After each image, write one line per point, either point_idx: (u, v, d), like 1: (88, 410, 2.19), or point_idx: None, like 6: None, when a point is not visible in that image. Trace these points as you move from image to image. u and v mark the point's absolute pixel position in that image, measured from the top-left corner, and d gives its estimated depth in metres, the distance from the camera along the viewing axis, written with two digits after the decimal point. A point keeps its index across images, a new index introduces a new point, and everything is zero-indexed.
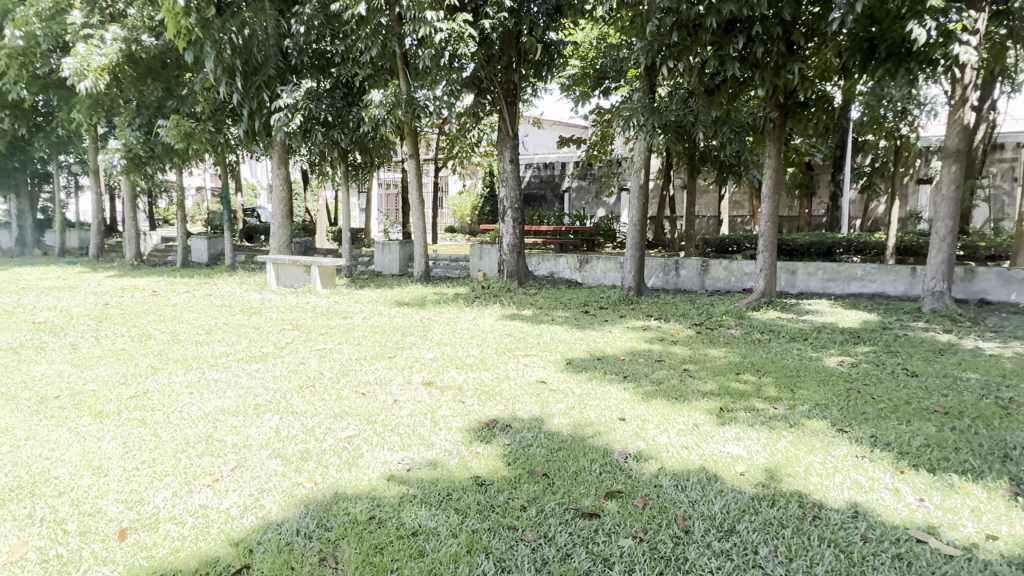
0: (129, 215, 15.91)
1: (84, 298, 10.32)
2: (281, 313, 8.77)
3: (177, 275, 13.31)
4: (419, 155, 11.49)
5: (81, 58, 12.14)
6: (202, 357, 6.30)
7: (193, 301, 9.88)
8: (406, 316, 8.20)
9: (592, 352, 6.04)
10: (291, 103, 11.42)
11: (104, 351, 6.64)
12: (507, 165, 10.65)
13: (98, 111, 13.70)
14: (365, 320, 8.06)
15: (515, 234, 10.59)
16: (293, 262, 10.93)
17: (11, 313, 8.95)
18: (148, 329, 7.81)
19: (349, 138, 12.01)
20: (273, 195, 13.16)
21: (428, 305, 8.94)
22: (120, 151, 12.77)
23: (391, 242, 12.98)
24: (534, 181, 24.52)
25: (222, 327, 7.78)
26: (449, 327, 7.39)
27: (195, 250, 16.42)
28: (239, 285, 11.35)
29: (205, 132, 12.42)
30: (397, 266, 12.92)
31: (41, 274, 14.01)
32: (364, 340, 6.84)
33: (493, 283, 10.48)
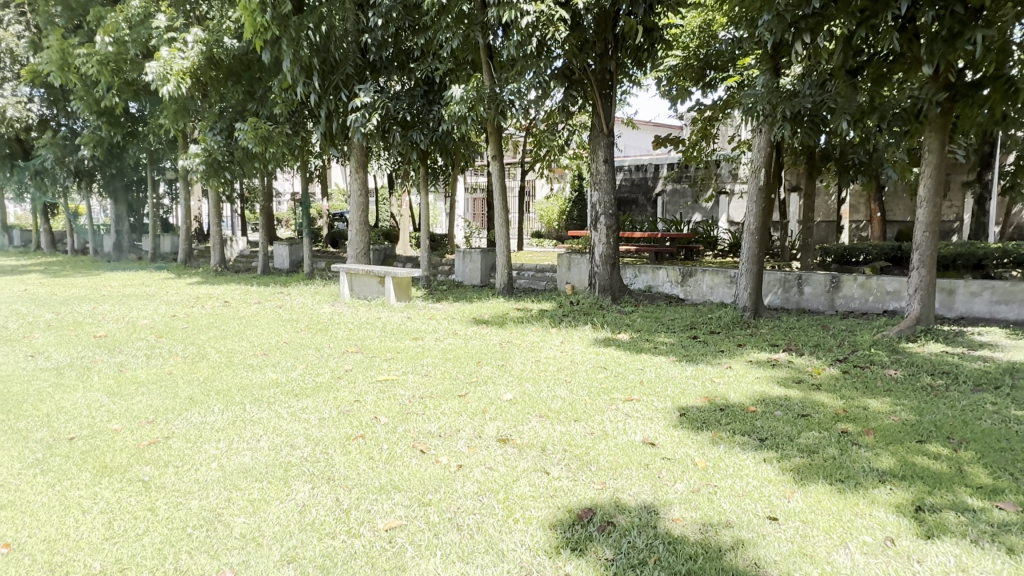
0: (214, 220, 15.81)
1: (155, 308, 9.96)
2: (348, 330, 7.95)
3: (254, 283, 12.94)
4: (503, 156, 10.47)
5: (164, 61, 11.98)
6: (247, 387, 5.49)
7: (260, 314, 9.28)
8: (483, 339, 7.17)
9: (711, 398, 4.77)
10: (369, 102, 10.72)
11: (148, 376, 5.98)
12: (600, 165, 9.40)
13: (184, 116, 13.56)
14: (438, 342, 7.10)
15: (609, 243, 9.38)
16: (366, 272, 10.16)
17: (77, 325, 8.60)
18: (203, 347, 7.17)
19: (428, 138, 11.14)
20: (351, 200, 12.55)
21: (509, 325, 7.91)
22: (201, 156, 12.51)
23: (472, 250, 12.05)
24: (625, 184, 23.19)
25: (280, 349, 7.01)
26: (533, 355, 6.30)
27: (277, 256, 16.16)
28: (312, 296, 10.72)
29: (283, 135, 11.91)
30: (478, 276, 11.98)
31: (128, 280, 14.05)
32: (434, 370, 5.85)
33: (583, 298, 9.31)
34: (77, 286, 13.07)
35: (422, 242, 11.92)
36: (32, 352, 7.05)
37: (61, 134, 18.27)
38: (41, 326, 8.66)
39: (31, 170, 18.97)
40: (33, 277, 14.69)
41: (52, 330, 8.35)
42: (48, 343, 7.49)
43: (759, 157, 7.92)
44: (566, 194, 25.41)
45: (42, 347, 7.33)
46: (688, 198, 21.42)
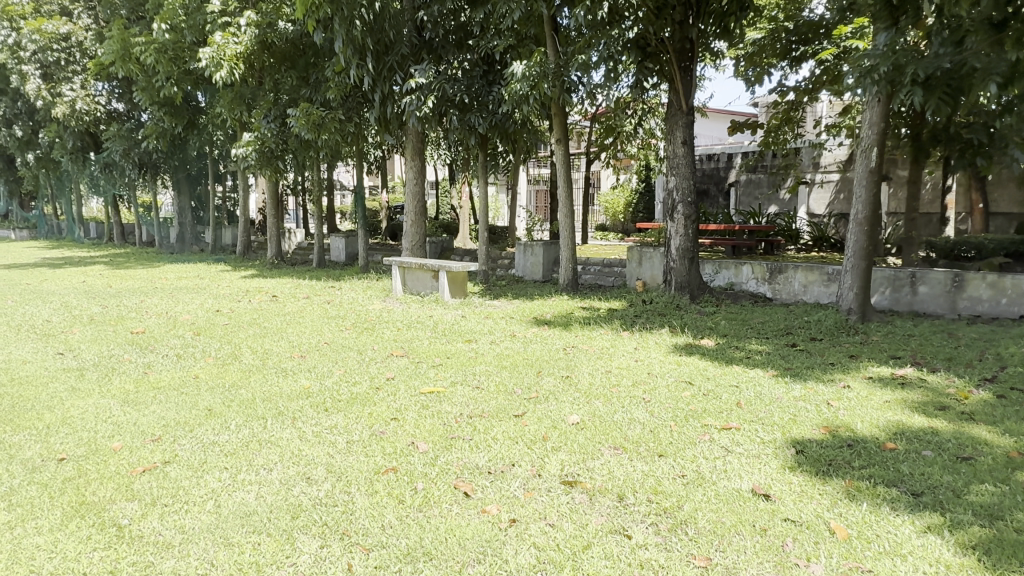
0: (271, 211, 15.51)
1: (201, 303, 9.53)
2: (396, 329, 7.25)
3: (307, 277, 12.47)
4: (569, 141, 9.55)
5: (218, 46, 11.66)
6: (273, 398, 4.80)
7: (307, 310, 8.68)
8: (544, 344, 6.30)
9: (832, 428, 3.77)
10: (424, 84, 10.03)
11: (172, 379, 5.40)
12: (677, 147, 8.35)
13: (241, 104, 13.24)
14: (494, 346, 6.28)
15: (687, 235, 8.34)
16: (420, 266, 9.40)
17: (119, 320, 8.21)
18: (239, 347, 6.59)
19: (487, 122, 10.33)
20: (407, 189, 11.89)
21: (573, 326, 7.01)
22: (253, 145, 12.10)
23: (534, 242, 11.20)
24: (696, 175, 21.88)
25: (320, 350, 6.34)
26: (603, 365, 5.39)
27: (334, 249, 15.74)
28: (362, 291, 10.09)
29: (336, 121, 11.33)
30: (540, 271, 11.12)
31: (184, 272, 13.84)
32: (487, 381, 5.03)
33: (657, 297, 8.31)
34: (134, 278, 12.91)
35: (480, 234, 11.13)
36: (63, 349, 6.63)
37: (128, 127, 18.45)
38: (83, 320, 8.30)
39: (100, 163, 19.26)
40: (95, 269, 14.69)
41: (93, 325, 7.97)
42: (82, 339, 7.08)
43: (871, 134, 6.74)
44: (633, 185, 24.22)
45: (75, 344, 6.91)
46: (764, 188, 19.75)
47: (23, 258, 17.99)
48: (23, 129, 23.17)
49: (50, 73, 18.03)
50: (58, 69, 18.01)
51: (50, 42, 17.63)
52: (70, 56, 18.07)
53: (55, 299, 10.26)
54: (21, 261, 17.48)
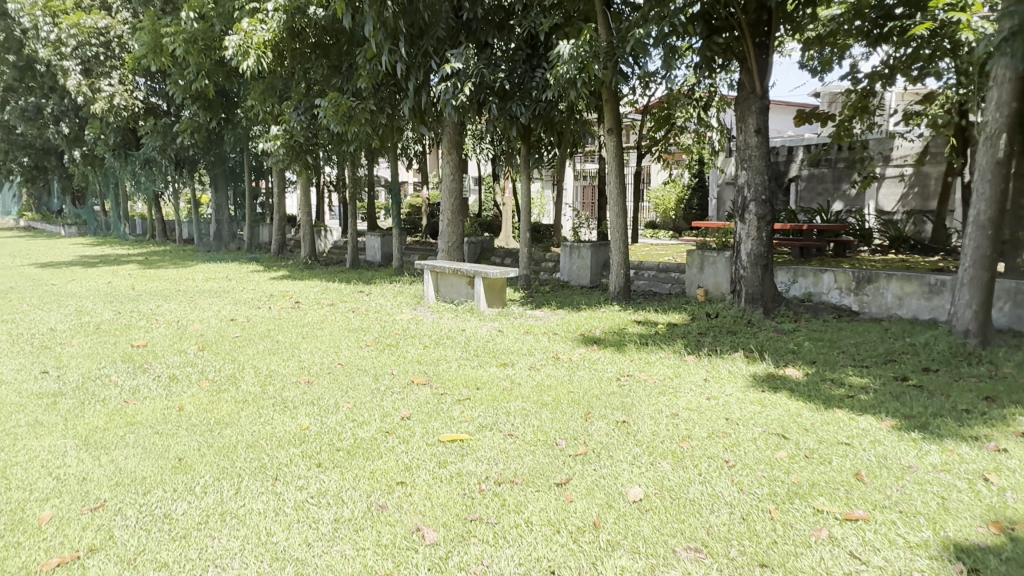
0: (304, 209, 14.84)
1: (218, 309, 8.80)
2: (422, 346, 6.32)
3: (337, 279, 11.69)
4: (622, 133, 8.48)
5: (245, 34, 11.00)
6: (260, 444, 3.91)
7: (328, 320, 7.83)
8: (595, 371, 5.27)
9: (1007, 527, 2.66)
10: (461, 69, 9.06)
11: (151, 412, 4.57)
12: (750, 137, 7.21)
13: (272, 96, 12.58)
14: (534, 373, 5.27)
15: (761, 239, 7.18)
16: (453, 271, 8.46)
17: (125, 329, 7.52)
18: (242, 368, 5.76)
19: (530, 111, 9.32)
20: (443, 185, 10.98)
21: (628, 347, 5.98)
22: (281, 138, 11.39)
23: (581, 244, 10.17)
24: None
25: (331, 374, 5.45)
26: (669, 406, 4.33)
27: (369, 249, 14.98)
28: (392, 297, 9.23)
29: (367, 112, 10.51)
30: (588, 275, 10.09)
31: (214, 272, 13.24)
32: (523, 425, 4.04)
33: (725, 310, 7.19)
34: (161, 279, 12.35)
35: (522, 234, 10.07)
36: (51, 366, 5.91)
37: (166, 122, 18.07)
38: (89, 328, 7.64)
39: (139, 160, 18.96)
40: (126, 268, 14.24)
41: (96, 335, 7.28)
42: (76, 354, 6.38)
43: (999, 117, 5.50)
44: (686, 181, 22.87)
45: (66, 359, 6.19)
46: (829, 183, 18.08)
47: (62, 256, 17.80)
48: (69, 126, 23.20)
49: (89, 68, 17.80)
50: (97, 64, 17.78)
51: (88, 36, 17.37)
52: (109, 50, 17.83)
53: (72, 303, 9.72)
54: (60, 258, 17.23)
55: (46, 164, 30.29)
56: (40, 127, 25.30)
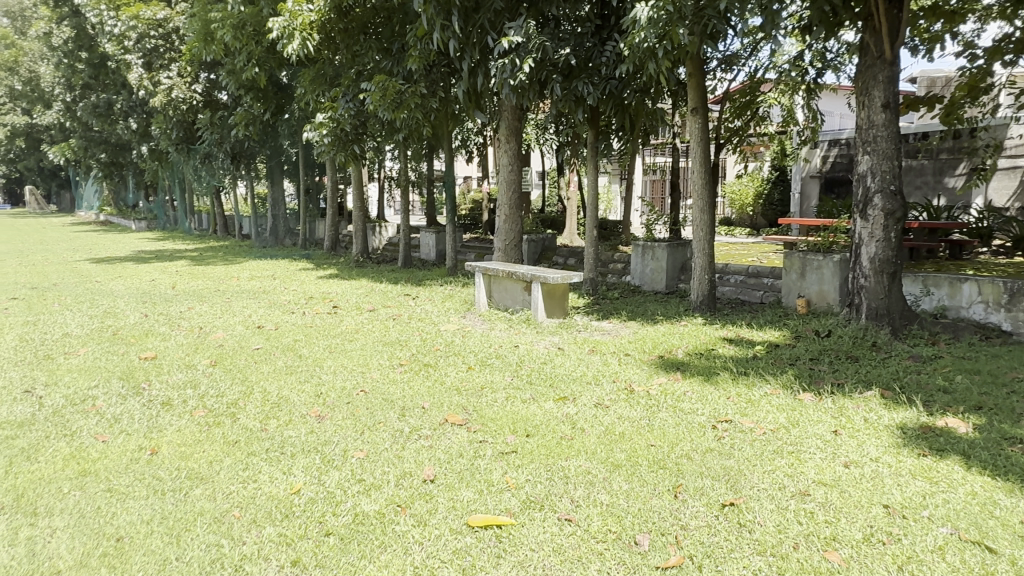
0: (356, 204, 14.04)
1: (250, 313, 7.98)
2: (466, 369, 5.24)
3: (386, 280, 10.78)
4: (708, 114, 7.16)
5: (290, 14, 10.19)
6: (228, 519, 2.91)
7: (364, 329, 6.83)
8: (682, 415, 4.04)
9: None
10: (520, 43, 7.91)
11: (114, 456, 3.63)
12: (877, 114, 5.78)
13: (321, 84, 11.78)
14: (602, 414, 4.08)
15: (889, 241, 5.77)
16: (507, 274, 7.34)
17: (141, 336, 6.75)
18: (248, 393, 4.80)
19: (599, 90, 8.12)
20: (501, 176, 9.88)
21: (720, 377, 4.73)
22: (327, 127, 10.55)
23: (655, 244, 8.91)
24: (840, 161, 17.77)
25: (350, 405, 4.42)
26: (795, 480, 3.07)
27: (424, 245, 14.06)
28: (440, 303, 8.18)
29: (417, 96, 9.53)
30: (663, 279, 8.82)
31: (261, 270, 12.58)
32: (587, 505, 2.89)
33: (840, 328, 5.81)
34: (205, 276, 11.74)
35: (589, 232, 8.87)
36: (38, 384, 5.11)
37: (222, 116, 17.69)
38: (105, 335, 6.91)
39: (198, 154, 18.70)
40: (176, 265, 13.77)
41: (107, 343, 6.51)
42: (73, 368, 5.58)
43: None
44: (765, 175, 21.07)
45: (61, 373, 5.41)
46: (928, 177, 15.46)
47: (120, 251, 17.65)
48: (136, 121, 23.34)
49: (149, 61, 17.61)
50: (157, 57, 17.55)
51: (146, 29, 17.14)
52: (168, 43, 17.55)
53: (105, 302, 9.12)
54: (117, 253, 17.06)
55: (120, 161, 30.90)
56: (111, 124, 25.65)
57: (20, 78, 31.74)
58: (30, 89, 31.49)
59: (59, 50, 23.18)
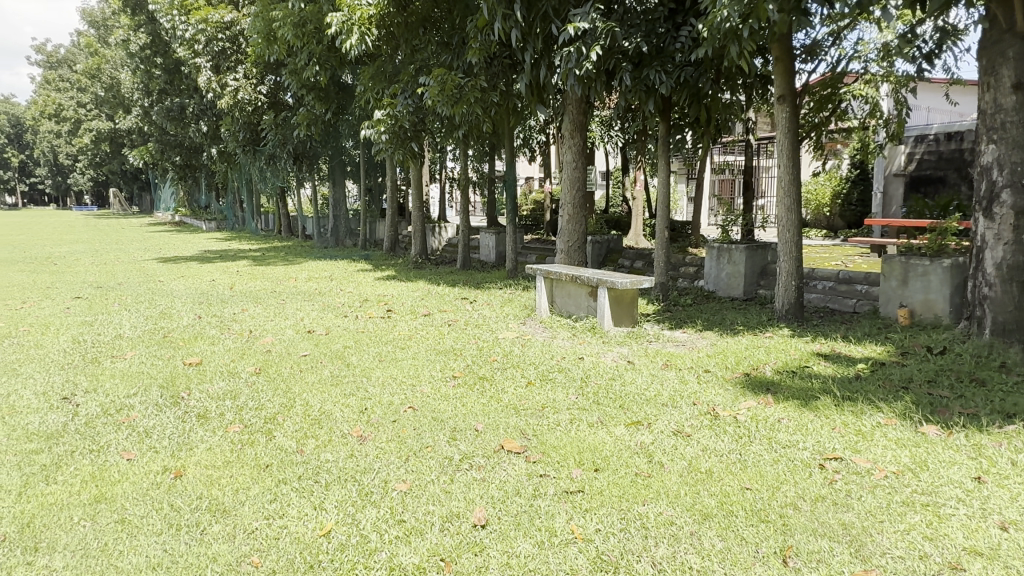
0: (415, 204, 13.72)
1: (303, 316, 7.69)
2: (526, 384, 4.72)
3: (443, 282, 10.40)
4: (798, 101, 6.42)
5: (349, 9, 9.92)
6: (245, 567, 2.50)
7: (418, 336, 6.41)
8: (779, 450, 3.40)
9: None
10: (586, 30, 7.35)
11: (134, 480, 3.28)
12: (1007, 96, 4.98)
13: (379, 81, 11.51)
14: (683, 445, 3.49)
15: (1020, 243, 4.94)
16: (571, 278, 6.78)
17: (190, 340, 6.52)
18: (289, 407, 4.42)
19: (672, 79, 7.44)
20: (564, 174, 9.32)
21: (819, 401, 4.06)
22: (385, 124, 10.24)
23: (732, 246, 8.18)
24: (928, 158, 16.49)
25: (396, 425, 3.97)
26: (939, 547, 2.43)
27: (483, 247, 13.65)
28: (498, 308, 7.71)
29: (477, 90, 9.09)
30: (740, 284, 8.10)
31: (319, 271, 12.41)
32: (672, 571, 2.34)
33: (960, 346, 5.01)
34: (264, 277, 11.63)
35: (660, 233, 8.22)
36: (78, 390, 4.89)
37: (286, 117, 17.78)
38: (156, 337, 6.73)
39: (263, 156, 18.88)
40: (237, 264, 13.81)
41: (156, 346, 6.31)
42: (117, 373, 5.36)
43: None
44: (844, 173, 19.79)
45: (104, 379, 5.18)
46: None
47: (187, 251, 17.96)
48: (207, 124, 23.89)
49: (217, 64, 17.87)
50: (224, 59, 17.78)
51: (214, 31, 17.37)
52: (235, 45, 17.75)
53: (162, 303, 9.04)
54: (184, 253, 17.34)
55: (194, 164, 31.85)
56: (184, 127, 26.38)
57: (103, 85, 33.13)
58: (112, 95, 32.83)
59: (137, 57, 23.96)
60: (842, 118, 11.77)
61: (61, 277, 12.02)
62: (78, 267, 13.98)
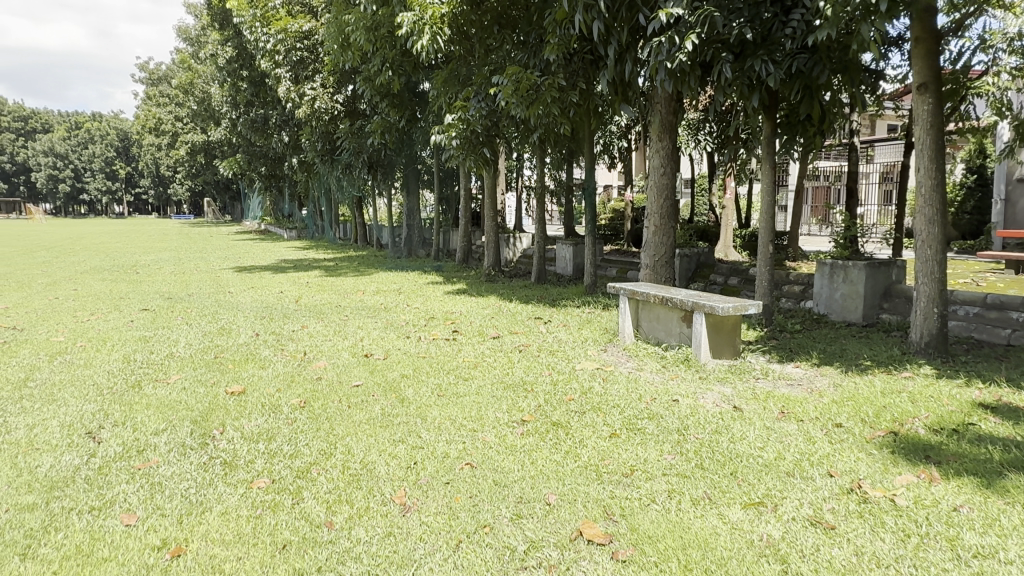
0: (488, 213, 13.02)
1: (363, 336, 7.12)
2: (609, 436, 3.87)
3: (516, 298, 9.65)
4: (944, 89, 5.29)
5: (420, 8, 9.34)
6: None
7: (484, 364, 5.67)
8: (972, 563, 2.43)
9: None
10: (679, 16, 6.40)
11: (122, 560, 2.66)
12: None
13: (452, 84, 10.91)
14: (828, 547, 2.57)
15: None
16: (661, 301, 5.88)
17: (240, 362, 6.04)
18: (327, 456, 3.75)
19: (782, 69, 6.36)
20: (651, 181, 8.39)
21: (1007, 483, 3.02)
22: (456, 129, 9.60)
23: (849, 263, 7.03)
24: None
25: (450, 489, 3.22)
26: None
27: (560, 259, 12.82)
28: (576, 331, 6.87)
29: (554, 89, 8.30)
30: (859, 308, 6.96)
31: (389, 283, 11.94)
32: None
33: None
34: (332, 290, 11.24)
35: (764, 247, 7.15)
36: (107, 423, 4.39)
37: (361, 125, 17.57)
38: (208, 357, 6.28)
39: (339, 165, 18.78)
40: (308, 275, 13.56)
41: (204, 369, 5.84)
42: (154, 401, 4.86)
43: None
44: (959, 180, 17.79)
45: (138, 409, 4.69)
46: None
47: (264, 260, 18.03)
48: (289, 135, 24.21)
49: (296, 74, 17.87)
50: (302, 69, 17.75)
51: (293, 41, 17.37)
52: (313, 54, 17.67)
53: (226, 317, 8.70)
54: (261, 262, 17.41)
55: (278, 173, 32.59)
56: (268, 137, 26.89)
57: (196, 99, 34.46)
58: (203, 108, 34.09)
59: (225, 70, 24.57)
60: (967, 117, 10.32)
61: (137, 287, 12.05)
62: (157, 276, 14.10)
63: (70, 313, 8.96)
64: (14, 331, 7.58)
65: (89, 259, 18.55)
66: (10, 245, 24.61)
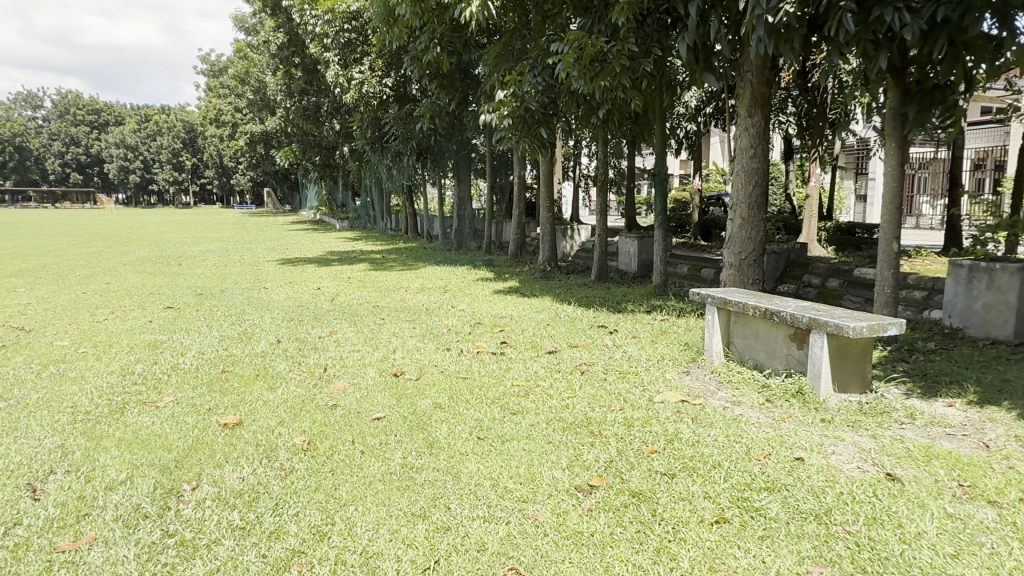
0: (543, 203, 11.82)
1: (396, 346, 6.10)
2: (715, 523, 2.70)
3: (575, 300, 8.47)
4: None
5: None
6: None
7: (539, 390, 4.55)
8: None
9: None
10: None
11: None
12: None
13: (504, 59, 9.75)
14: None
15: None
16: (762, 315, 4.62)
17: (248, 379, 5.10)
18: (319, 538, 2.71)
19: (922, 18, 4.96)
20: (737, 164, 7.08)
21: None
22: (508, 107, 8.47)
23: (996, 266, 5.59)
24: None
25: None
26: None
27: (623, 254, 11.57)
28: (651, 345, 5.65)
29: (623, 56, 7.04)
30: (1009, 322, 5.53)
31: (436, 280, 10.94)
32: None
33: None
34: (373, 286, 10.32)
35: (885, 248, 5.80)
36: (58, 468, 3.47)
37: (411, 110, 16.62)
38: (214, 371, 5.36)
39: (389, 152, 17.91)
40: (351, 269, 12.70)
41: (204, 387, 4.92)
42: (128, 435, 3.93)
43: None
44: None
45: (104, 446, 3.76)
46: None
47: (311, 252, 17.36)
48: (340, 123, 23.57)
49: (344, 57, 17.00)
50: (351, 52, 16.88)
51: (342, 22, 16.49)
52: (361, 36, 16.77)
53: (251, 318, 7.83)
54: (308, 254, 16.75)
55: (332, 163, 32.17)
56: (320, 126, 26.32)
57: (253, 89, 34.42)
58: (259, 98, 33.97)
59: (276, 57, 24.02)
60: None
61: (173, 281, 11.42)
62: (198, 269, 13.51)
63: (90, 311, 8.27)
64: (19, 333, 6.86)
65: (139, 250, 18.28)
66: (70, 235, 24.81)
